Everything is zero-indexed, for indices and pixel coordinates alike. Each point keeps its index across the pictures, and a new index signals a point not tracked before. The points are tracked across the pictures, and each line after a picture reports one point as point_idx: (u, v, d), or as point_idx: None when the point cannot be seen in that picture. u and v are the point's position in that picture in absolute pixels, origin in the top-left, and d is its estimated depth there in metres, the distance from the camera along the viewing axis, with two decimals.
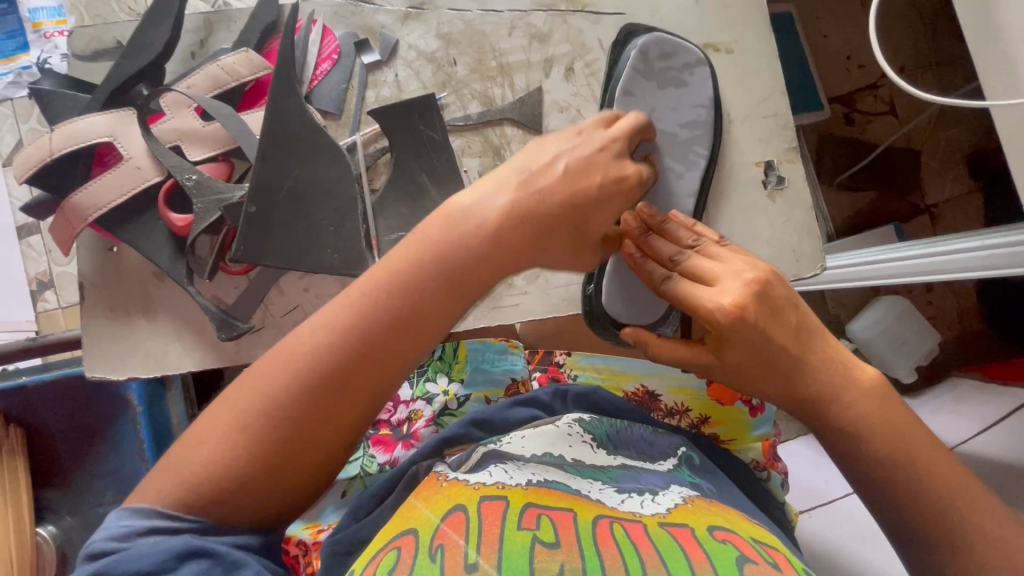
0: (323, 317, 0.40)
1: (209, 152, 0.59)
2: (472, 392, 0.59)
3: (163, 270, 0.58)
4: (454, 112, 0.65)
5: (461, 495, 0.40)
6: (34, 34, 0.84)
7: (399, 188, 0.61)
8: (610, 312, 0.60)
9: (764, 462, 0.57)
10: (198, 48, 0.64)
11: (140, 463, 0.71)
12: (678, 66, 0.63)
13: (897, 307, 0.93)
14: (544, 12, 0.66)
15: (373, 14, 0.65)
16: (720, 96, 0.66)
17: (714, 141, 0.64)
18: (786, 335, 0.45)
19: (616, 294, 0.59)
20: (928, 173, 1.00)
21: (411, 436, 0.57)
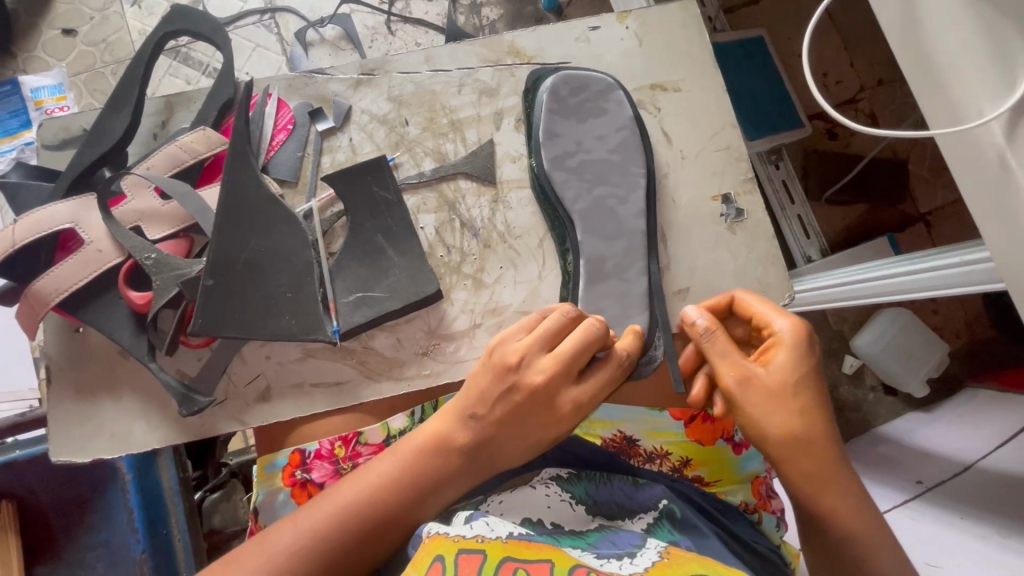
0: (369, 471, 0.49)
1: (168, 230, 0.60)
2: None
3: (126, 348, 0.58)
4: (408, 170, 0.66)
5: (440, 546, 0.39)
6: (37, 111, 0.93)
7: (356, 250, 0.62)
8: None
9: (754, 505, 0.56)
10: (160, 129, 0.66)
11: (129, 533, 0.71)
12: (593, 97, 0.63)
13: (900, 317, 0.90)
14: (492, 67, 0.68)
15: (325, 83, 0.67)
16: (642, 118, 0.66)
17: (647, 157, 0.64)
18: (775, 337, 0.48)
19: None
20: (918, 182, 1.00)
21: None
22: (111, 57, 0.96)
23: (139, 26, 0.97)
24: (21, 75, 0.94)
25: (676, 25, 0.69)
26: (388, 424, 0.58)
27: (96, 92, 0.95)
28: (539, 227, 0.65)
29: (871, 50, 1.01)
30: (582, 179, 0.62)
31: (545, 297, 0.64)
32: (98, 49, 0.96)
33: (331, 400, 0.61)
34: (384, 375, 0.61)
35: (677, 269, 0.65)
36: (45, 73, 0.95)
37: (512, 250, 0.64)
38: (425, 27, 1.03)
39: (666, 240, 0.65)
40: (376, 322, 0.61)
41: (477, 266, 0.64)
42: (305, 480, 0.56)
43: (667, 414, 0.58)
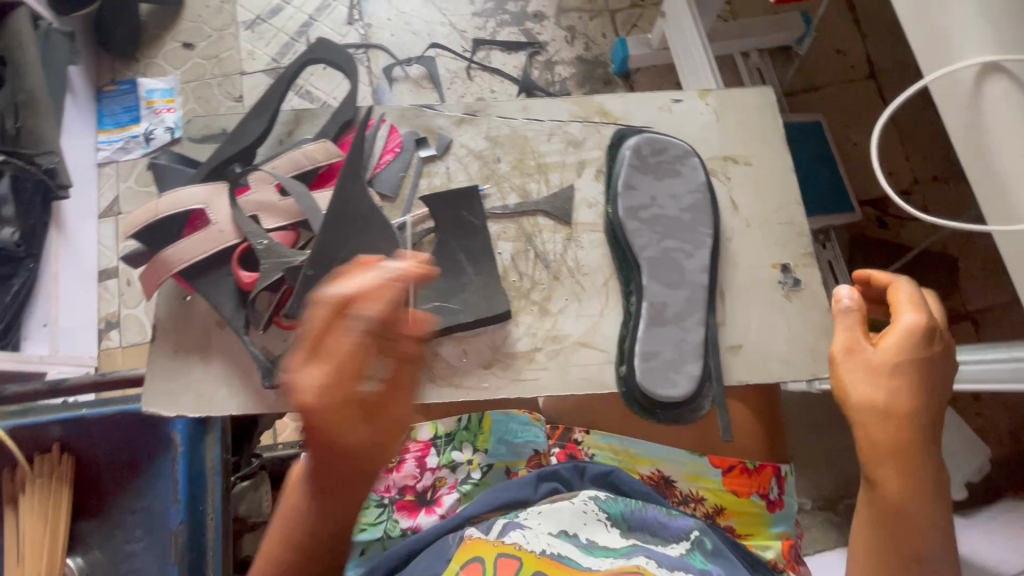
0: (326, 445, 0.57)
1: (281, 222, 0.68)
2: (495, 463, 0.65)
3: (227, 320, 0.66)
4: (494, 202, 0.73)
5: (481, 550, 0.53)
6: (148, 109, 1.17)
7: (440, 264, 0.68)
8: (644, 391, 0.63)
9: (782, 563, 0.62)
10: (286, 137, 0.76)
11: (171, 501, 0.75)
12: (669, 159, 0.70)
13: (942, 416, 0.92)
14: (580, 123, 0.76)
15: (432, 118, 0.77)
16: (712, 183, 0.72)
17: (714, 219, 0.70)
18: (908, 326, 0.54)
19: (649, 372, 0.64)
20: (968, 281, 1.02)
21: (434, 502, 0.64)
22: (220, 71, 1.19)
23: (248, 47, 1.21)
24: (141, 78, 1.20)
25: (753, 109, 0.76)
26: (438, 425, 0.66)
27: (198, 97, 1.18)
28: (606, 268, 0.70)
29: (926, 147, 1.07)
30: (650, 230, 0.68)
31: (604, 333, 0.68)
32: (208, 62, 1.20)
33: None
34: (447, 381, 0.66)
35: (731, 326, 0.69)
36: (160, 78, 1.19)
37: (578, 286, 0.70)
38: (502, 76, 1.17)
39: (723, 298, 0.69)
40: (447, 330, 0.66)
41: (545, 295, 0.69)
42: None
43: (706, 461, 0.64)
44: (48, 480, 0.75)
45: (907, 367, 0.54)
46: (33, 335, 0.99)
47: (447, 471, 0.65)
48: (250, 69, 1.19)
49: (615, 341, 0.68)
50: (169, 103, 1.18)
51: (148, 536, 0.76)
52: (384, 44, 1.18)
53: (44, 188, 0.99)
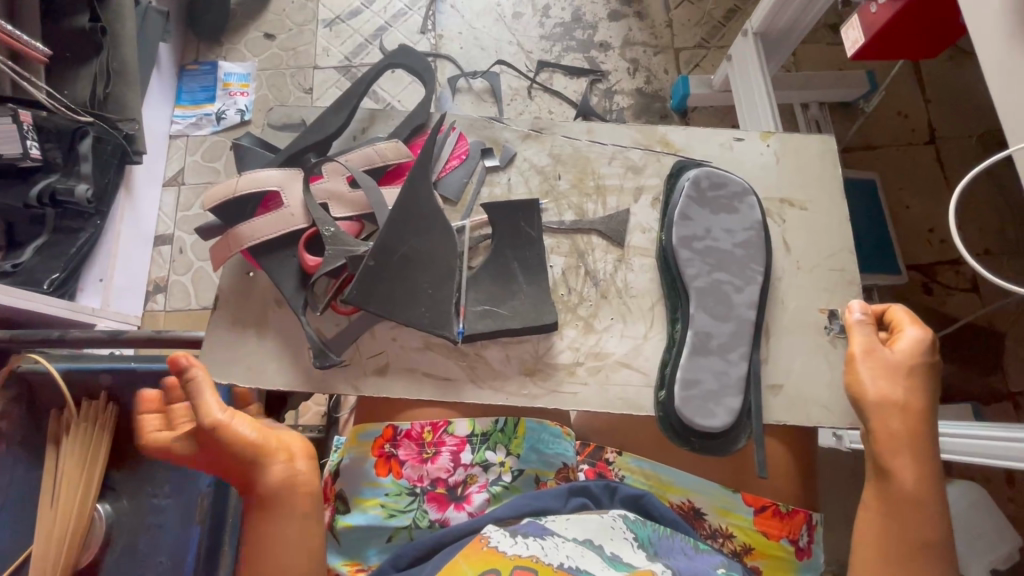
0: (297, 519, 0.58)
1: (349, 212, 0.72)
2: (526, 469, 0.64)
3: (287, 299, 0.69)
4: (551, 217, 0.75)
5: (498, 563, 0.53)
6: (224, 91, 1.24)
7: (494, 270, 0.70)
8: (681, 418, 0.64)
9: None
10: (360, 133, 0.80)
11: None
12: (728, 194, 0.72)
13: (971, 494, 0.89)
14: (642, 150, 0.78)
15: (500, 130, 0.80)
16: (767, 223, 0.73)
17: (767, 258, 0.71)
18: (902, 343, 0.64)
19: (687, 402, 0.64)
20: (1014, 361, 1.00)
21: (464, 499, 0.63)
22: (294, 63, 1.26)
23: (325, 44, 1.27)
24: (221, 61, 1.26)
25: (814, 154, 0.78)
26: (474, 423, 0.66)
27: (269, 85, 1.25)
28: (653, 293, 0.72)
29: (984, 219, 1.06)
30: (702, 260, 0.69)
31: (646, 355, 0.69)
32: (287, 54, 1.27)
33: (435, 392, 0.67)
34: (487, 384, 0.68)
35: (774, 365, 0.69)
36: (239, 63, 1.26)
37: (625, 306, 0.71)
38: (561, 99, 1.20)
39: (768, 336, 0.70)
40: (494, 334, 0.68)
41: (591, 312, 0.71)
42: (391, 454, 0.64)
43: (739, 498, 0.64)
44: (91, 424, 0.72)
45: (916, 371, 0.62)
46: (88, 288, 1.02)
47: (479, 469, 0.65)
48: (323, 64, 1.25)
49: (656, 364, 0.69)
50: (244, 87, 1.24)
51: (177, 495, 0.72)
52: (453, 56, 1.24)
53: (121, 151, 1.04)
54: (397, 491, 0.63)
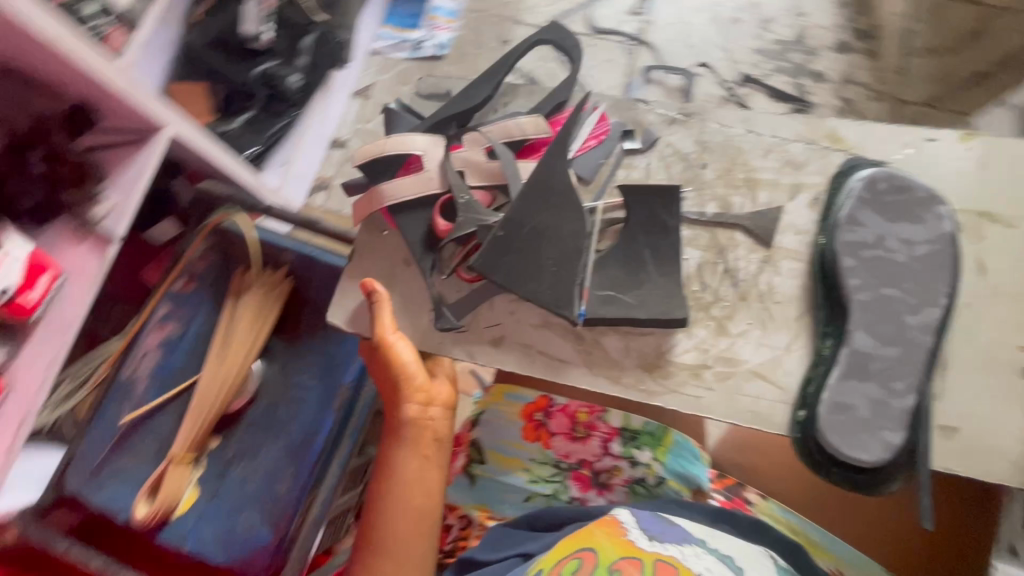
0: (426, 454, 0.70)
1: (483, 182, 0.72)
2: (667, 476, 0.76)
3: (415, 260, 0.71)
4: (691, 206, 0.70)
5: (638, 553, 0.60)
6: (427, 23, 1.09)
7: (623, 255, 0.67)
8: (823, 444, 0.56)
9: None
10: (502, 107, 0.80)
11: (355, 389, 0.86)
12: (914, 197, 0.61)
13: None
14: (805, 144, 0.70)
15: (645, 113, 0.76)
16: (958, 236, 0.62)
17: (956, 278, 0.59)
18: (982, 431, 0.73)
19: (835, 426, 0.56)
20: None
21: (606, 486, 0.78)
22: None
23: None
24: None
25: None
26: (631, 422, 0.78)
27: None
28: (801, 302, 0.64)
29: None
30: (872, 269, 0.59)
31: (784, 369, 0.62)
32: None
33: (547, 371, 0.66)
34: (602, 372, 0.65)
35: (947, 404, 0.58)
36: None
37: (766, 312, 0.64)
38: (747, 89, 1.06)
39: (944, 369, 0.59)
40: (617, 321, 0.64)
41: (726, 313, 0.65)
42: (544, 425, 0.79)
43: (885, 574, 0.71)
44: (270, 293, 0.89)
45: None
46: (272, 169, 0.98)
47: (625, 464, 0.78)
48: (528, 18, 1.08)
49: (796, 381, 0.62)
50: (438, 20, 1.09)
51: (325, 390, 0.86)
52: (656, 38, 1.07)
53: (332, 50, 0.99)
54: (540, 456, 0.80)
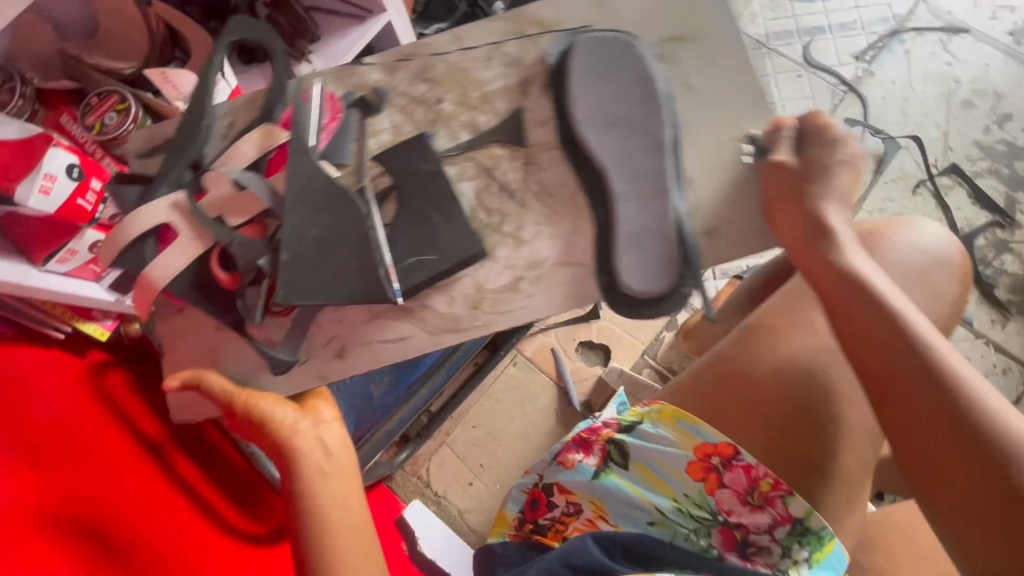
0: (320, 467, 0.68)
1: (247, 216, 0.69)
2: (811, 559, 0.70)
3: (223, 321, 0.70)
4: (446, 144, 0.72)
5: None
6: None
7: (406, 220, 0.69)
8: (628, 292, 0.66)
9: None
10: (229, 129, 0.75)
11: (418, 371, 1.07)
12: (609, 55, 0.69)
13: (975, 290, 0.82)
14: (515, 40, 0.73)
15: (366, 74, 0.75)
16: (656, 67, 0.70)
17: (666, 108, 0.67)
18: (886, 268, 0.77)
19: (626, 273, 0.66)
20: None
21: (737, 526, 0.73)
22: None
23: None
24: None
25: None
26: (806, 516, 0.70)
27: None
28: (570, 184, 0.70)
29: None
30: (600, 133, 0.67)
31: (581, 247, 0.69)
32: None
33: (397, 354, 0.69)
34: (442, 329, 0.69)
35: (705, 209, 0.68)
36: None
37: (546, 207, 0.70)
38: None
39: (692, 183, 0.68)
40: (430, 281, 0.68)
41: (516, 225, 0.70)
42: (716, 468, 0.73)
43: None
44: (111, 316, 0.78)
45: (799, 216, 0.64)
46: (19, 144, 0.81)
47: (761, 554, 0.72)
48: None
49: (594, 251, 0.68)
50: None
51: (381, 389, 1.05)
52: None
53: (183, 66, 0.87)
54: (695, 496, 0.75)
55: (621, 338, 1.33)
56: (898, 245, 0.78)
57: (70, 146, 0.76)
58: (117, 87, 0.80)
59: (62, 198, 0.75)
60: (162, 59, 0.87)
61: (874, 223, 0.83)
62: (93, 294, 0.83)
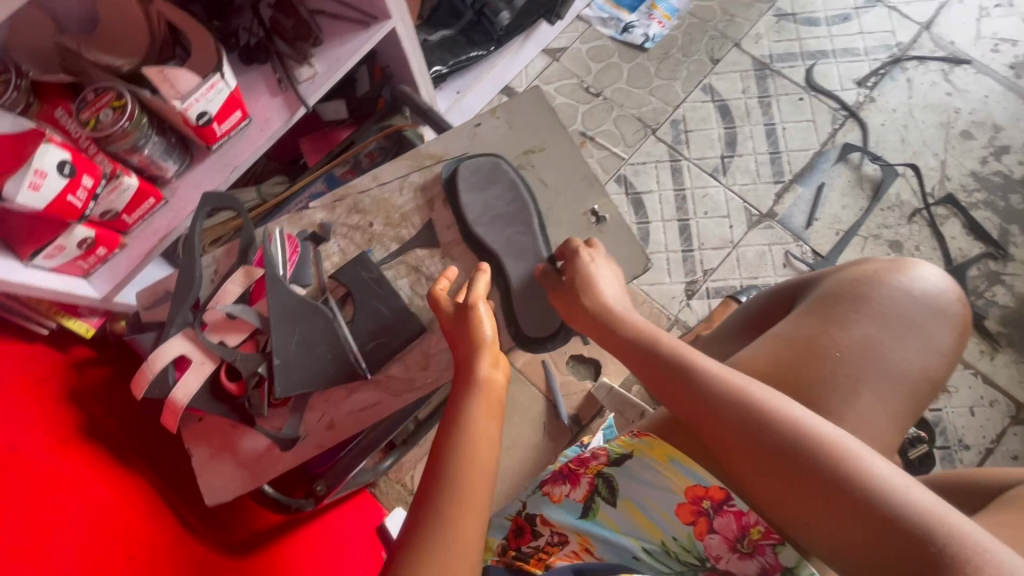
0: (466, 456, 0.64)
1: (242, 336, 0.92)
2: None
3: (234, 420, 0.91)
4: (381, 254, 0.98)
5: None
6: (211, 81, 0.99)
7: (362, 316, 0.93)
8: (530, 334, 0.92)
9: None
10: (215, 274, 1.00)
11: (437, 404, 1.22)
12: (485, 171, 0.97)
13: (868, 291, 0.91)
14: (418, 171, 1.01)
15: (312, 214, 1.01)
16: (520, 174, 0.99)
17: (530, 202, 0.96)
18: (846, 301, 0.89)
19: (528, 321, 0.92)
20: None
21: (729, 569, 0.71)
22: None
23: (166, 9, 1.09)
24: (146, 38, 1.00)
25: (531, 108, 1.03)
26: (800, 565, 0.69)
27: None
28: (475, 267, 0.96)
29: None
30: (486, 228, 0.95)
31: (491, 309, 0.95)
32: None
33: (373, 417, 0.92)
34: (403, 391, 0.92)
35: None
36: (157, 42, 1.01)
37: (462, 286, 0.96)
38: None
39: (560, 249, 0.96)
40: (388, 357, 0.92)
41: None
42: (704, 510, 0.74)
43: None
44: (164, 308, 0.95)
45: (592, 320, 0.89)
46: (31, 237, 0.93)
47: None
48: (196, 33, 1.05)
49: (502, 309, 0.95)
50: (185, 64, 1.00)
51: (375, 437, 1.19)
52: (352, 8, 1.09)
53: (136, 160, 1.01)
54: (684, 539, 0.74)
55: (611, 355, 1.55)
56: (892, 288, 0.88)
57: (63, 144, 0.87)
58: (115, 86, 0.95)
59: (52, 195, 0.86)
60: (163, 57, 1.03)
61: (880, 266, 0.92)
62: (82, 289, 1.01)
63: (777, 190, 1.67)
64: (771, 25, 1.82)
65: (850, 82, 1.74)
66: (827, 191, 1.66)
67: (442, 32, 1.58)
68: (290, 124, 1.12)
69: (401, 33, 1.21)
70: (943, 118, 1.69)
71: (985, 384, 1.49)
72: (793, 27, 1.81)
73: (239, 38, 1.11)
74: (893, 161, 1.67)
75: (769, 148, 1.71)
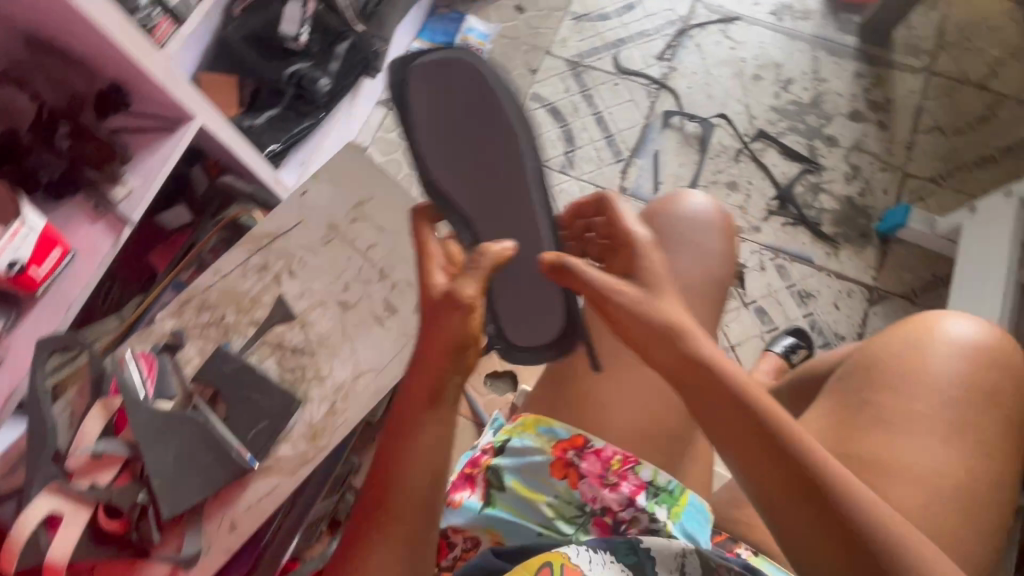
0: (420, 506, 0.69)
1: (114, 471, 0.88)
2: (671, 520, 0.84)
3: (128, 558, 0.87)
4: (240, 342, 0.98)
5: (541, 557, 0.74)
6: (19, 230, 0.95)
7: (235, 408, 0.93)
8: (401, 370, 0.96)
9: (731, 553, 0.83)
10: (71, 418, 0.95)
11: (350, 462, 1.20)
12: None
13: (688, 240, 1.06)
14: (256, 253, 1.03)
15: (160, 325, 0.99)
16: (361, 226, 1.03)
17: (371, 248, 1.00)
18: (665, 241, 1.04)
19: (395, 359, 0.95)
20: None
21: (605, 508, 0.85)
22: None
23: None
24: None
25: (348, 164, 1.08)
26: (658, 481, 0.85)
27: None
28: (336, 326, 0.99)
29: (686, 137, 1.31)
30: None
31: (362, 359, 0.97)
32: None
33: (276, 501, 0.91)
34: (297, 467, 0.92)
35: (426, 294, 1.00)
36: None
37: (329, 347, 0.98)
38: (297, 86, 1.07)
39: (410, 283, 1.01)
40: (272, 440, 0.92)
41: (315, 369, 0.97)
42: (576, 466, 0.86)
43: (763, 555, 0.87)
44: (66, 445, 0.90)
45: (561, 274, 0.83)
46: None
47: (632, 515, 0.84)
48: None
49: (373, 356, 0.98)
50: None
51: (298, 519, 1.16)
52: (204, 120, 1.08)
53: None
54: (565, 494, 0.87)
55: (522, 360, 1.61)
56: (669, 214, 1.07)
57: None
58: None
59: None
60: None
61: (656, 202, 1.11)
62: None
63: (620, 168, 1.83)
64: (572, 28, 2.00)
65: (651, 60, 1.95)
66: (662, 156, 1.83)
67: (268, 112, 1.63)
68: (120, 245, 1.11)
69: (218, 132, 1.24)
70: (735, 68, 1.93)
71: (839, 279, 1.69)
72: (591, 25, 2.00)
73: (39, 176, 1.07)
74: (707, 116, 1.87)
75: (603, 133, 1.87)
